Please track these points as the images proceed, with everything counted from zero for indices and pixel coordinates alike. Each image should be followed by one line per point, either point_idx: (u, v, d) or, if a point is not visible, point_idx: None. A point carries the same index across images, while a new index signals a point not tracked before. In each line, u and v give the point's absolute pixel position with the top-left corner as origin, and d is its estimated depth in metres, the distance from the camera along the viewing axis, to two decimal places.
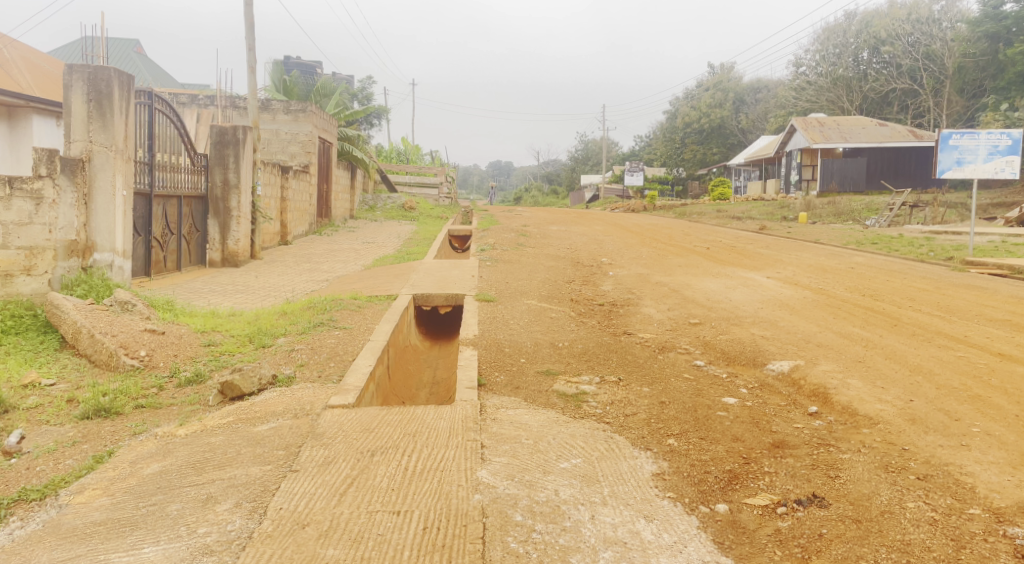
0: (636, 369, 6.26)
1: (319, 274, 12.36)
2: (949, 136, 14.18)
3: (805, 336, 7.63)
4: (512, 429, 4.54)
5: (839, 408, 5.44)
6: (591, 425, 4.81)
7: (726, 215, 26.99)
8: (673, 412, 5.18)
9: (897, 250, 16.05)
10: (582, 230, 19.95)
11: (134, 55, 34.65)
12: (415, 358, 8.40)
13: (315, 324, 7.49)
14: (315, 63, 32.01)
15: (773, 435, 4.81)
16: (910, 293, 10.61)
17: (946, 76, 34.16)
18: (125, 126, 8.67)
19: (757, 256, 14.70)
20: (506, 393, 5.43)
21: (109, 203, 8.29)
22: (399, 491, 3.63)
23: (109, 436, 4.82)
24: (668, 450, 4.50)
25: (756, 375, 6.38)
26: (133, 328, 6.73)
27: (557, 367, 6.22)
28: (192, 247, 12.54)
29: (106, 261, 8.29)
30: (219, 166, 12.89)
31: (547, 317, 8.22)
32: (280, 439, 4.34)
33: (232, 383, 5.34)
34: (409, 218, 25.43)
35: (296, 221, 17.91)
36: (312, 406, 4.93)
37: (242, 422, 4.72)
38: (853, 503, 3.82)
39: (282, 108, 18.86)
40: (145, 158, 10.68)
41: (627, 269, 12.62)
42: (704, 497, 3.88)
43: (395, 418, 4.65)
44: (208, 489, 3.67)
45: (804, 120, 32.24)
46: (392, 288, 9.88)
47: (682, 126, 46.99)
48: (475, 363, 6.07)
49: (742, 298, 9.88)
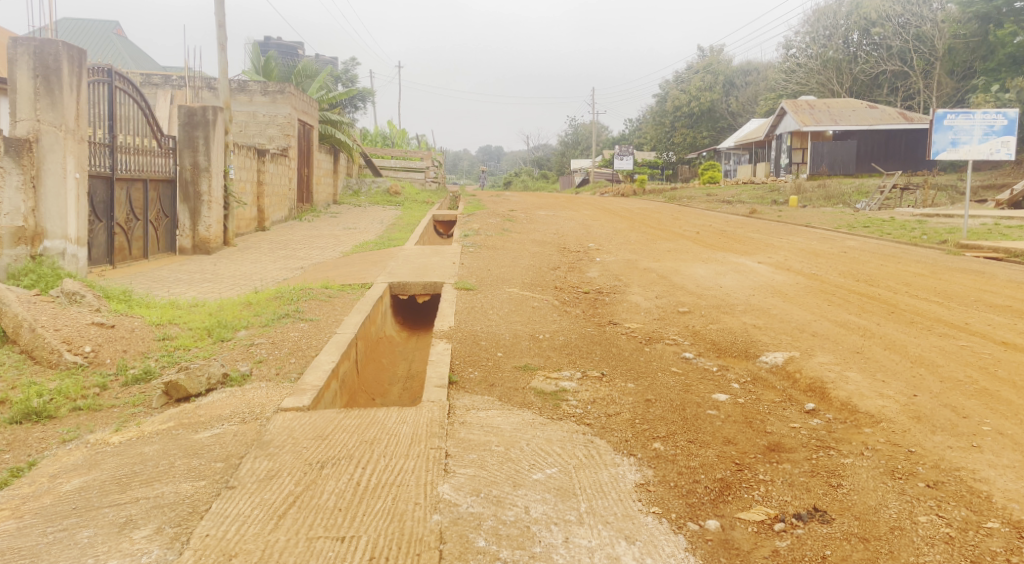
0: (621, 364, 5.84)
1: (294, 261, 11.88)
2: (944, 115, 13.78)
3: (800, 325, 7.22)
4: (481, 434, 4.10)
5: (838, 405, 5.03)
6: (569, 428, 4.38)
7: (716, 199, 26.63)
8: (659, 411, 4.75)
9: (889, 233, 15.70)
10: (570, 216, 19.49)
11: (114, 36, 33.79)
12: (389, 350, 7.88)
13: (279, 315, 7.02)
14: (296, 45, 31.31)
15: (768, 437, 4.39)
16: (906, 278, 10.24)
17: (936, 58, 33.61)
18: (77, 105, 8.15)
19: (748, 241, 14.31)
20: (479, 392, 4.98)
21: (60, 187, 7.79)
22: (348, 511, 3.19)
23: (36, 443, 4.38)
24: (653, 455, 4.08)
25: (748, 367, 5.98)
26: (79, 322, 6.25)
27: (536, 361, 5.78)
28: (160, 234, 12.00)
29: (58, 248, 7.79)
30: (188, 149, 12.35)
31: (529, 306, 7.77)
32: (220, 449, 3.88)
33: (176, 383, 4.88)
34: (394, 203, 24.93)
35: (274, 207, 17.37)
36: (261, 409, 4.47)
37: (183, 427, 4.28)
38: (858, 518, 3.41)
39: (259, 89, 18.27)
40: (105, 140, 10.16)
41: (615, 254, 12.24)
42: (692, 512, 3.46)
43: (352, 423, 4.20)
44: (128, 511, 3.25)
45: (795, 103, 31.76)
46: (367, 277, 9.41)
47: (672, 110, 46.17)
48: (447, 359, 5.61)
49: (733, 285, 9.50)
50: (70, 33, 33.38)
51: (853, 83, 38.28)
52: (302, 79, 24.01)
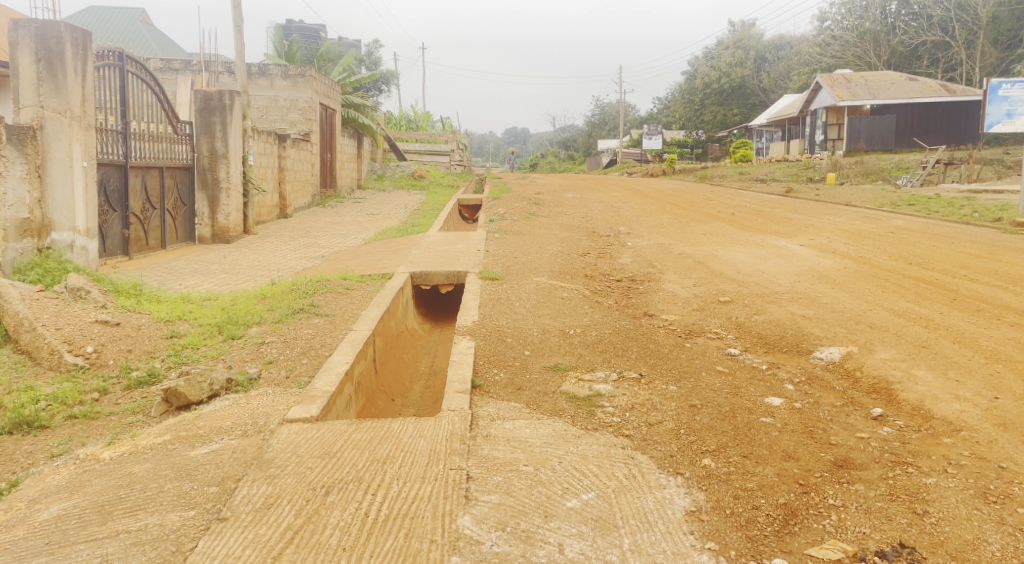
0: (660, 362, 5.33)
1: (315, 250, 11.53)
2: (998, 86, 12.95)
3: (854, 315, 6.62)
4: (507, 451, 3.63)
5: (908, 410, 4.49)
6: (607, 441, 3.89)
7: (749, 178, 25.83)
8: (707, 420, 4.25)
9: (937, 212, 14.87)
10: (598, 197, 18.88)
11: (140, 23, 33.58)
12: (411, 344, 7.45)
13: (293, 310, 6.62)
14: (318, 27, 30.82)
15: (833, 451, 3.87)
16: (962, 260, 9.55)
17: (980, 27, 32.26)
18: (83, 89, 7.77)
19: (786, 222, 13.63)
20: (504, 398, 4.51)
21: (66, 175, 7.46)
22: (353, 552, 2.76)
23: (23, 458, 4.01)
24: (702, 474, 3.59)
25: (801, 365, 5.43)
26: (82, 320, 5.88)
27: (566, 361, 5.28)
28: (179, 223, 11.68)
29: (66, 241, 7.47)
30: (205, 134, 12.01)
31: (558, 298, 7.26)
32: (215, 470, 3.46)
33: (176, 390, 4.49)
34: (419, 187, 24.56)
35: (296, 193, 17.04)
36: (266, 420, 4.06)
37: (179, 442, 3.88)
38: (954, 557, 2.90)
39: (280, 72, 17.80)
40: (118, 127, 9.83)
41: (648, 238, 11.69)
42: (755, 549, 2.96)
43: (365, 437, 3.76)
44: (105, 549, 2.85)
45: (830, 77, 30.58)
46: (388, 266, 8.98)
47: (701, 87, 45.02)
48: (469, 360, 5.14)
49: (776, 270, 8.89)
50: (95, 22, 33.28)
51: (891, 55, 36.71)
52: (324, 63, 23.58)
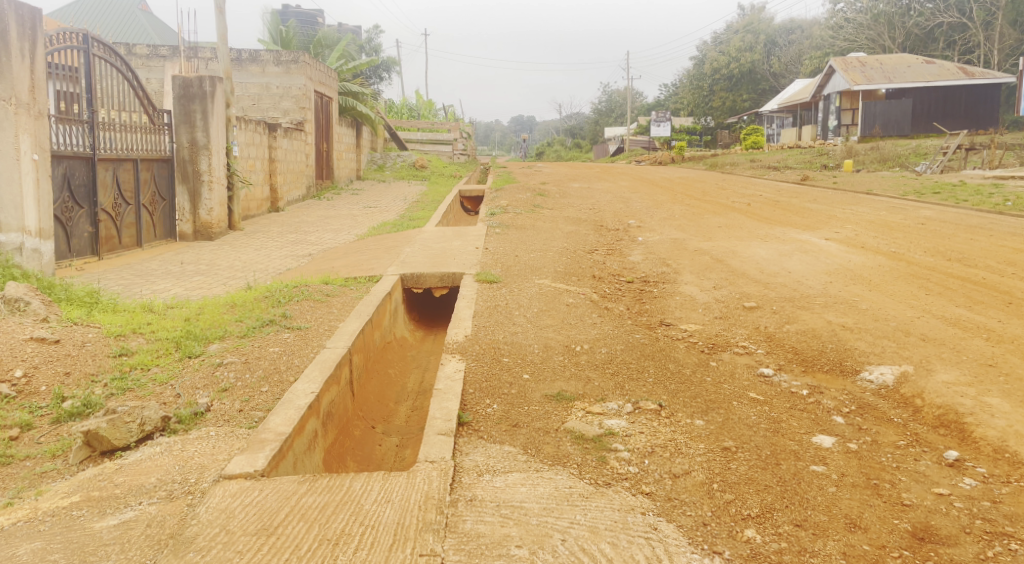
0: (682, 389, 4.51)
1: (302, 247, 10.76)
2: None
3: (901, 324, 5.78)
4: (496, 524, 2.84)
5: (989, 452, 3.69)
6: (624, 505, 3.09)
7: (762, 165, 24.84)
8: (745, 469, 3.44)
9: (965, 200, 13.97)
10: (606, 187, 17.99)
11: (138, 11, 32.71)
12: (399, 358, 6.67)
13: (262, 322, 5.83)
14: (317, 13, 29.86)
15: (908, 516, 3.06)
16: (1005, 255, 8.68)
17: (998, 8, 31.09)
18: (32, 74, 6.97)
19: (806, 213, 12.72)
20: (495, 440, 3.72)
21: (12, 170, 6.68)
22: None
23: None
24: (745, 553, 2.78)
25: (847, 389, 4.61)
26: (14, 338, 5.11)
27: (572, 388, 4.46)
28: (157, 218, 10.92)
29: (13, 243, 6.70)
30: (184, 124, 11.21)
31: (563, 304, 6.44)
32: (116, 557, 2.67)
33: (98, 433, 3.73)
34: (420, 177, 23.69)
35: (289, 184, 16.26)
36: (198, 477, 3.28)
37: (89, 506, 3.11)
38: None
39: (271, 59, 16.96)
40: (84, 116, 9.03)
41: (659, 232, 10.89)
42: None
43: (317, 503, 2.98)
44: None
45: (845, 60, 29.57)
46: (376, 267, 8.19)
47: (710, 72, 43.68)
48: (457, 388, 4.33)
49: (802, 268, 8.07)
50: (93, 9, 32.40)
51: (906, 37, 35.26)
52: (321, 49, 22.70)
